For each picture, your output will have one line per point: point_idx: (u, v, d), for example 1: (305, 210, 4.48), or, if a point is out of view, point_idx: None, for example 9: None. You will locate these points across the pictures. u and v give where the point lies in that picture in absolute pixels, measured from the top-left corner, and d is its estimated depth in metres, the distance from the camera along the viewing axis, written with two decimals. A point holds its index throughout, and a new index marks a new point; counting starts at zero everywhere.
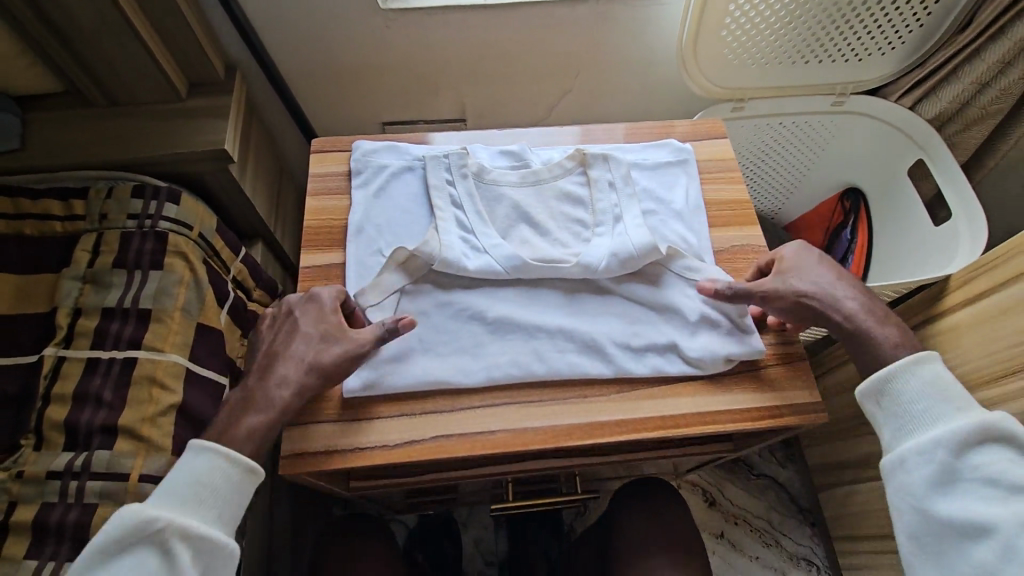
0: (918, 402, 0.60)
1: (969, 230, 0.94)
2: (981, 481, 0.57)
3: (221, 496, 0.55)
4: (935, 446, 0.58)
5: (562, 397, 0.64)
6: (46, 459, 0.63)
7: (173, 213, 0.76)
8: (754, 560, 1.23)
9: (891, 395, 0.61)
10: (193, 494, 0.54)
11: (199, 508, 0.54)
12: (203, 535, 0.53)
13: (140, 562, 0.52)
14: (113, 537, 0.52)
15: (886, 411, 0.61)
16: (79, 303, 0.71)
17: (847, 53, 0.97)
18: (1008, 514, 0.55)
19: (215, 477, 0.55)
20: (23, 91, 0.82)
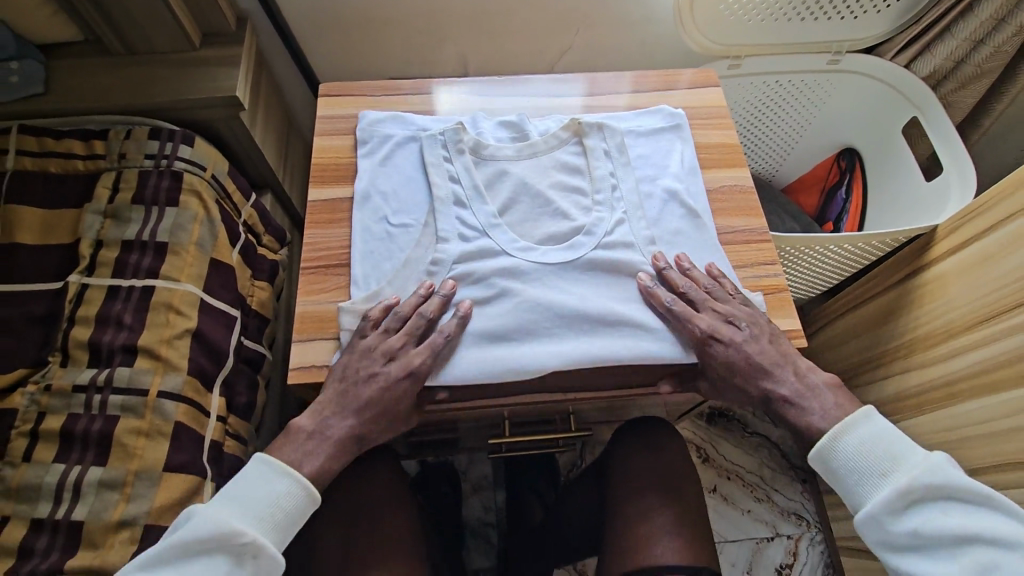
0: (852, 468, 0.61)
1: (959, 182, 0.97)
2: (931, 541, 0.56)
3: (288, 521, 0.59)
4: (873, 517, 0.58)
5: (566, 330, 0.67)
6: (73, 374, 0.68)
7: (187, 154, 0.80)
8: (746, 514, 1.27)
9: (828, 466, 0.62)
10: (269, 513, 0.58)
11: (271, 531, 0.58)
12: (271, 556, 0.57)
13: (211, 569, 0.55)
14: (184, 543, 0.54)
15: (834, 483, 0.63)
16: (101, 235, 0.75)
17: (845, 10, 0.99)
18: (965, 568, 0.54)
19: (288, 502, 0.59)
20: (47, 39, 0.86)
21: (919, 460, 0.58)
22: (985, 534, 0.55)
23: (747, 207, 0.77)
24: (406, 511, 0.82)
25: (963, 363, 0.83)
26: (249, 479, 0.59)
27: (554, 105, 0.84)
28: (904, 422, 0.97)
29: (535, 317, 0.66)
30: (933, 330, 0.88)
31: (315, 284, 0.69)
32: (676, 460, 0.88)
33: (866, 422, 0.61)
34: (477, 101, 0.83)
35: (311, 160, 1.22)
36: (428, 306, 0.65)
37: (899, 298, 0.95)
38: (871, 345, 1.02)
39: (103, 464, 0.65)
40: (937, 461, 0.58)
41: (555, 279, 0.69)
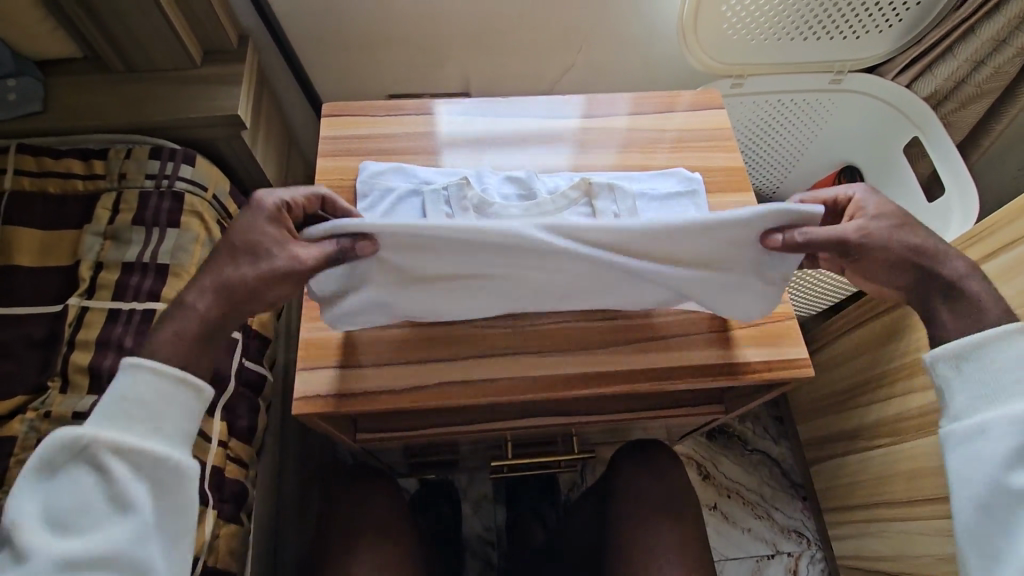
0: (1015, 369, 0.55)
1: (962, 205, 0.97)
2: None
3: (151, 411, 0.51)
4: (1022, 421, 0.53)
5: (568, 366, 0.65)
6: (71, 400, 0.66)
7: (188, 174, 0.80)
8: (746, 531, 1.26)
9: (982, 357, 0.56)
10: (124, 410, 0.51)
11: (133, 424, 0.51)
12: (135, 449, 0.50)
13: (74, 484, 0.50)
14: (38, 467, 0.51)
15: (970, 375, 0.56)
16: (101, 257, 0.75)
17: (845, 30, 0.99)
18: None
19: (142, 390, 0.51)
20: (47, 56, 0.86)
21: None
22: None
23: None
24: (408, 536, 0.82)
25: None
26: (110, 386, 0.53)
27: (556, 128, 0.83)
28: (907, 442, 0.97)
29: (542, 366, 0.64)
30: None
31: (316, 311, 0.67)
32: (680, 483, 0.87)
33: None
34: (479, 125, 0.83)
35: (311, 175, 1.23)
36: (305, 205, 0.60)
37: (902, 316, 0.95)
38: (876, 364, 1.02)
39: None
40: None
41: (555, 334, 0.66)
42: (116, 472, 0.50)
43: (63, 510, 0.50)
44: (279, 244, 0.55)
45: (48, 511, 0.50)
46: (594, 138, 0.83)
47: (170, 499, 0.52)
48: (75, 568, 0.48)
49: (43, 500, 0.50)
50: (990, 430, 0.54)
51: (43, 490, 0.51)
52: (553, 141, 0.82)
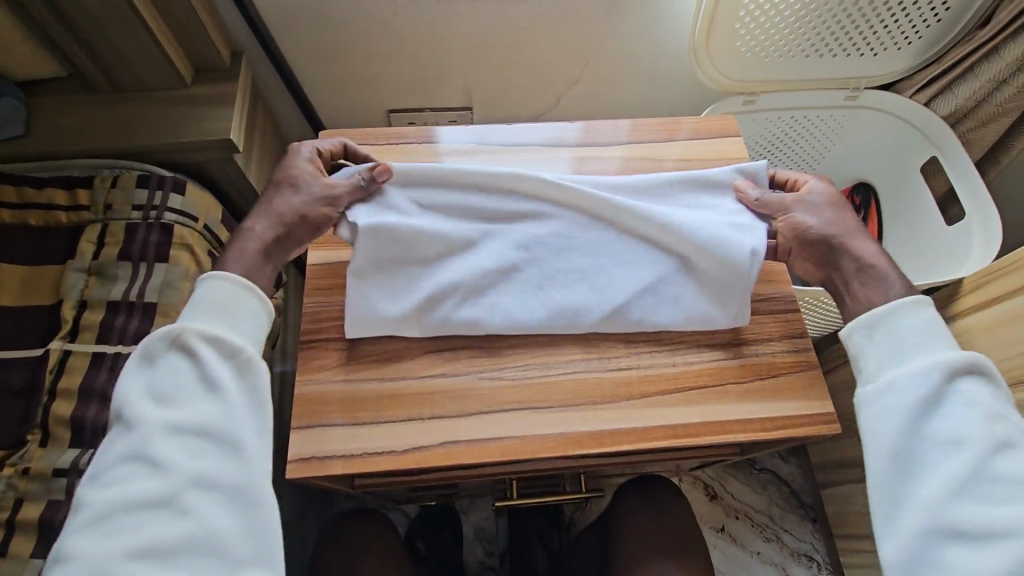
0: (914, 331, 0.58)
1: (984, 232, 0.91)
2: (963, 407, 0.55)
3: (228, 310, 0.56)
4: (925, 373, 0.55)
5: (578, 424, 0.61)
6: (54, 456, 0.63)
7: (178, 204, 0.75)
8: (755, 555, 1.22)
9: (884, 322, 0.59)
10: (205, 309, 0.56)
11: (216, 320, 0.56)
12: (224, 335, 0.55)
13: (170, 368, 0.54)
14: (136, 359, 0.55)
15: (877, 341, 0.59)
16: (85, 295, 0.70)
17: (866, 46, 0.95)
18: (984, 438, 0.53)
19: (220, 292, 0.57)
20: (28, 76, 0.81)
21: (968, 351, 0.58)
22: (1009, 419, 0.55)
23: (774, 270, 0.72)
24: None
25: None
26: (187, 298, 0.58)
27: (564, 155, 0.79)
28: None
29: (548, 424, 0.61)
30: None
31: (313, 361, 0.64)
32: (692, 526, 0.84)
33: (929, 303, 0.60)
34: (486, 151, 0.78)
35: None
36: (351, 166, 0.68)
37: None
38: None
39: None
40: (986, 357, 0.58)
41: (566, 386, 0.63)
42: (208, 356, 0.54)
43: (161, 389, 0.53)
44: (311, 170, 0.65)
45: (147, 391, 0.53)
46: (606, 167, 0.78)
47: (253, 384, 0.55)
48: (178, 433, 0.52)
49: (144, 384, 0.54)
50: (898, 385, 0.56)
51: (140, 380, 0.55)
52: (561, 171, 0.78)
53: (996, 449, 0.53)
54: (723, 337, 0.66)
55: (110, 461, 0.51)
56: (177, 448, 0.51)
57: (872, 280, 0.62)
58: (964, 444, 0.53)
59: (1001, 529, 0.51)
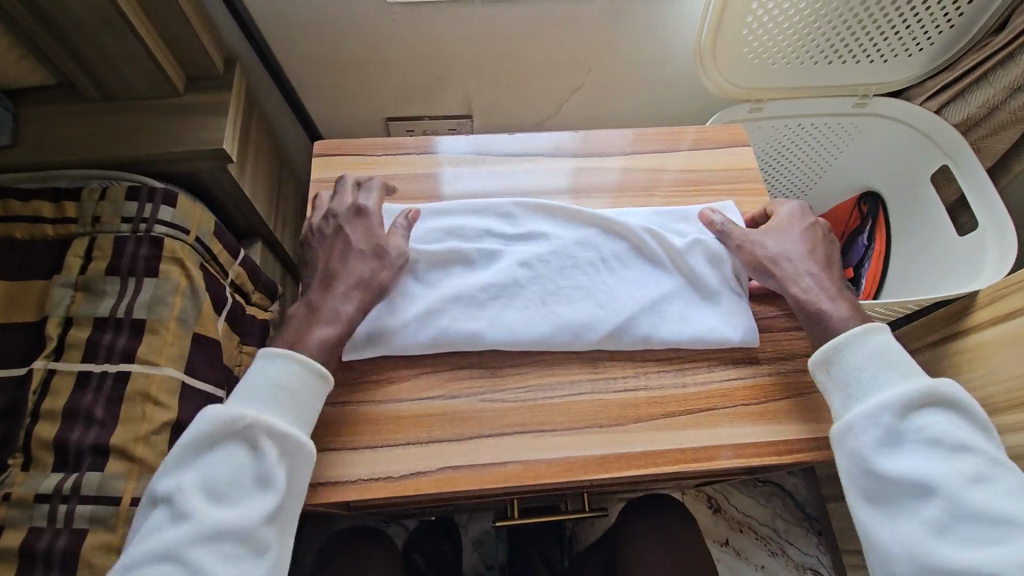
0: (870, 365, 0.56)
1: (998, 247, 0.88)
2: (926, 441, 0.53)
3: (298, 402, 0.55)
4: (882, 410, 0.54)
5: (584, 448, 0.59)
6: (36, 480, 0.61)
7: (168, 217, 0.72)
8: (760, 569, 1.19)
9: (839, 359, 0.58)
10: (274, 397, 0.55)
11: (283, 412, 0.55)
12: (289, 436, 0.53)
13: (230, 459, 0.52)
14: (195, 440, 0.53)
15: (837, 379, 0.58)
16: (71, 312, 0.68)
17: (875, 53, 0.92)
18: (952, 473, 0.51)
19: (293, 381, 0.55)
20: (15, 85, 0.79)
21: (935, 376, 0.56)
22: (981, 448, 0.52)
23: None
24: None
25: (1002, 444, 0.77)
26: (251, 371, 0.57)
27: (566, 166, 0.77)
28: None
29: (553, 446, 0.58)
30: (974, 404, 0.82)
31: None
32: (699, 547, 0.81)
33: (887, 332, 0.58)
34: (487, 161, 0.76)
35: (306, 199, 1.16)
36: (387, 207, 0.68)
37: (935, 363, 0.89)
38: None
39: None
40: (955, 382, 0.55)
41: (571, 407, 0.61)
42: (270, 455, 0.53)
43: (216, 482, 0.52)
44: (357, 220, 0.65)
45: (200, 481, 0.52)
46: (611, 178, 0.76)
47: (304, 484, 0.55)
48: (223, 537, 0.50)
49: (198, 472, 0.52)
50: (857, 425, 0.55)
51: (194, 463, 0.53)
52: (564, 182, 0.75)
53: (967, 484, 0.51)
54: (734, 356, 0.64)
55: (149, 551, 0.49)
56: (218, 556, 0.50)
57: (813, 315, 0.62)
58: (932, 486, 0.51)
59: (982, 569, 0.48)
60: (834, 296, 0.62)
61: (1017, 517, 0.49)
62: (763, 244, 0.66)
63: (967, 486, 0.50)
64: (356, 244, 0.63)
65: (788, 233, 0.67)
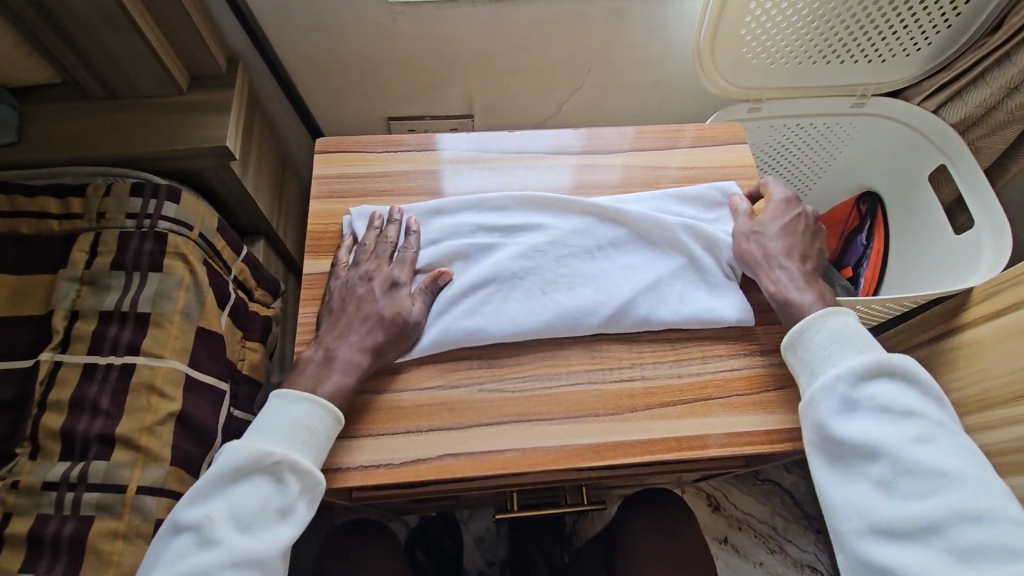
0: (827, 340, 0.59)
1: (994, 245, 0.89)
2: (879, 409, 0.54)
3: (318, 440, 0.57)
4: (837, 380, 0.56)
5: (582, 437, 0.60)
6: (43, 469, 0.62)
7: (172, 213, 0.74)
8: (759, 566, 1.19)
9: (800, 335, 0.60)
10: (296, 436, 0.56)
11: (304, 450, 0.56)
12: (311, 472, 0.55)
13: (255, 492, 0.54)
14: (222, 473, 0.54)
15: (801, 356, 0.60)
16: (77, 305, 0.69)
17: (871, 53, 0.93)
18: (902, 438, 0.53)
19: (314, 421, 0.57)
20: (21, 83, 0.80)
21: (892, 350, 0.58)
22: (930, 414, 0.54)
23: None
24: None
25: (993, 437, 0.78)
26: (272, 408, 0.58)
27: (565, 162, 0.78)
28: None
29: (549, 435, 0.60)
30: (967, 398, 0.83)
31: None
32: (695, 539, 0.82)
33: (847, 311, 0.60)
34: (486, 158, 0.77)
35: (308, 197, 1.18)
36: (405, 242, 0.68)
37: (928, 358, 0.91)
38: None
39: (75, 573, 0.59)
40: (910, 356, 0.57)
41: (568, 397, 0.62)
42: (294, 489, 0.54)
43: (241, 511, 0.53)
44: (388, 292, 0.64)
45: (225, 512, 0.53)
46: (608, 175, 0.77)
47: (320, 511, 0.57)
48: (246, 565, 0.51)
49: (224, 503, 0.53)
50: (816, 397, 0.57)
51: (218, 495, 0.54)
52: (562, 179, 0.77)
53: (913, 445, 0.53)
54: (728, 348, 0.65)
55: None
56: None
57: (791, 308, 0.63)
58: (882, 449, 0.53)
59: (926, 522, 0.50)
60: (809, 286, 0.64)
61: (963, 477, 0.51)
62: (758, 233, 0.68)
63: (913, 446, 0.52)
64: (379, 313, 0.62)
65: (784, 226, 0.68)
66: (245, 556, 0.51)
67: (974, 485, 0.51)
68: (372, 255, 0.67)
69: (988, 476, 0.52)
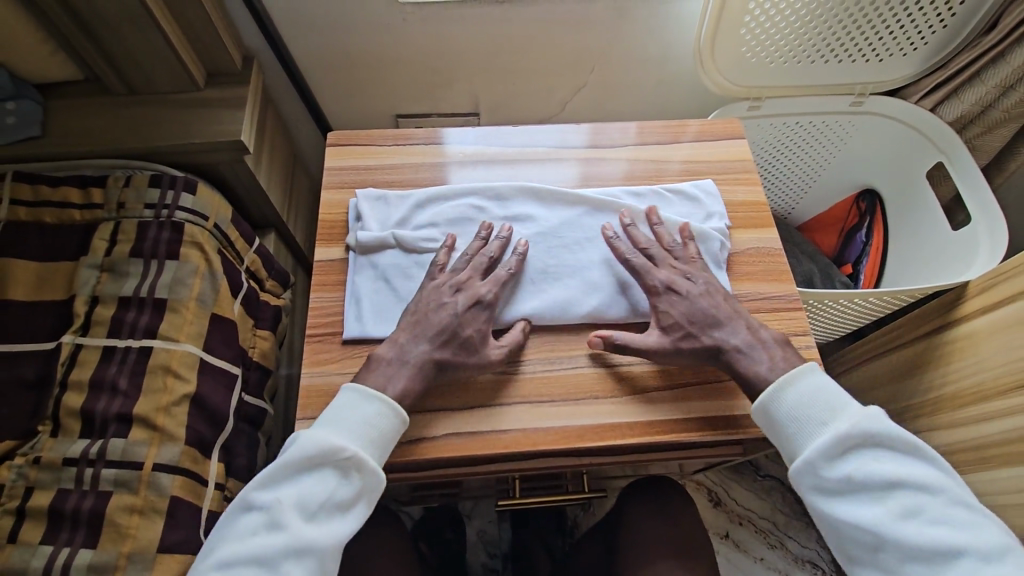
0: (795, 420, 0.58)
1: (990, 243, 0.90)
2: (863, 486, 0.55)
3: (382, 440, 0.58)
4: (815, 464, 0.57)
5: (581, 419, 0.62)
6: (64, 446, 0.65)
7: (189, 204, 0.76)
8: (759, 561, 1.17)
9: (770, 419, 0.59)
10: (364, 434, 0.57)
11: (372, 449, 0.57)
12: (375, 471, 0.57)
13: (320, 484, 0.56)
14: (293, 462, 0.55)
15: (775, 431, 0.60)
16: (97, 290, 0.72)
17: (868, 53, 0.95)
18: (891, 515, 0.54)
19: (379, 422, 0.58)
20: (45, 79, 0.83)
21: (858, 411, 0.58)
22: (912, 479, 0.55)
23: (775, 270, 0.72)
24: None
25: (988, 429, 0.79)
26: (341, 402, 0.59)
27: (570, 156, 0.80)
28: None
29: (549, 417, 0.62)
30: (963, 390, 0.84)
31: (320, 354, 0.65)
32: (694, 527, 0.84)
33: (811, 378, 0.59)
34: (494, 151, 0.80)
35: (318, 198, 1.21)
36: (490, 247, 0.68)
37: (925, 352, 0.92)
38: (894, 399, 0.98)
39: (93, 545, 0.61)
40: (876, 413, 0.57)
41: (567, 382, 0.64)
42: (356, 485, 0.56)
43: (306, 502, 0.55)
44: (470, 309, 0.63)
45: (292, 500, 0.55)
46: (610, 168, 0.79)
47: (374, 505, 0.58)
48: (308, 555, 0.54)
49: (291, 491, 0.55)
50: (803, 480, 0.58)
51: (286, 482, 0.56)
52: (565, 172, 0.79)
53: (901, 521, 0.54)
54: None
55: (243, 556, 0.53)
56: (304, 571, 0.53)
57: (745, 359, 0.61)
58: (879, 534, 0.54)
59: None
60: (753, 349, 0.62)
61: (956, 545, 0.52)
62: (675, 324, 0.63)
63: (901, 525, 0.54)
64: (456, 330, 0.62)
65: (691, 290, 0.65)
66: (310, 546, 0.54)
67: (970, 548, 0.52)
68: (467, 267, 0.66)
69: (978, 528, 0.54)
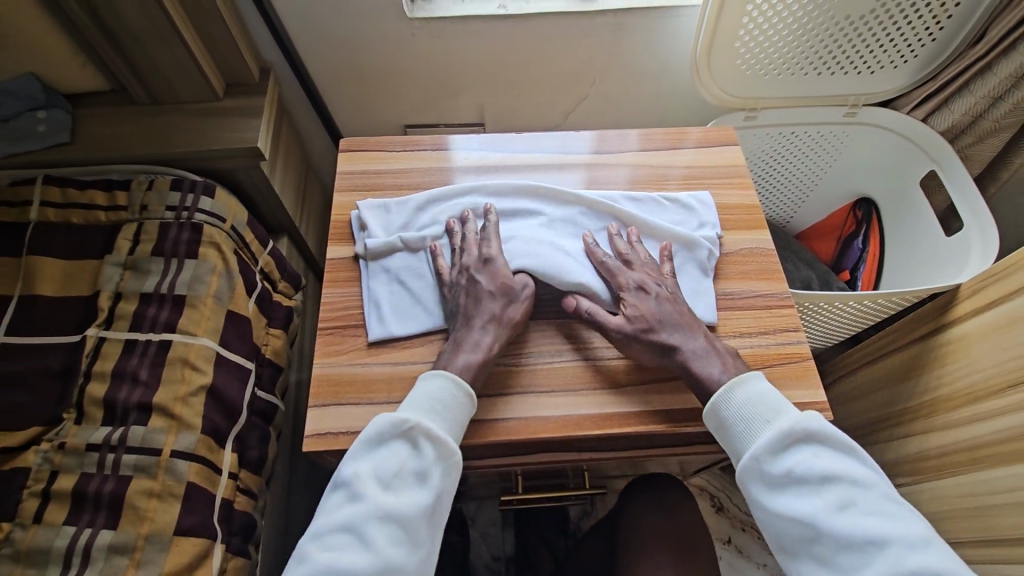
0: (741, 418, 0.61)
1: (981, 246, 0.93)
2: (803, 481, 0.57)
3: (447, 411, 0.60)
4: (757, 459, 0.59)
5: (580, 409, 0.65)
6: (87, 432, 0.68)
7: (208, 206, 0.80)
8: (762, 567, 1.13)
9: (721, 421, 0.62)
10: (429, 406, 0.60)
11: (438, 419, 0.60)
12: (444, 440, 0.58)
13: (395, 454, 0.58)
14: (368, 437, 0.59)
15: (724, 433, 0.62)
16: (120, 287, 0.76)
17: (859, 65, 0.99)
18: (829, 508, 0.56)
19: (444, 394, 0.60)
20: (75, 89, 0.88)
21: (798, 411, 0.60)
22: (847, 475, 0.57)
23: (768, 269, 0.75)
24: None
25: (980, 430, 0.81)
26: (416, 384, 0.62)
27: (571, 162, 0.84)
28: (923, 483, 0.92)
29: (550, 408, 0.65)
30: (956, 391, 0.86)
31: (332, 346, 0.69)
32: (694, 523, 0.85)
33: (753, 382, 0.62)
34: (498, 158, 0.83)
35: (328, 206, 1.25)
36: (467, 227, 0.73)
37: (920, 354, 0.94)
38: (891, 402, 0.99)
39: (113, 527, 0.64)
40: (815, 413, 0.59)
41: (567, 376, 0.67)
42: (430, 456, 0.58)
43: (384, 473, 0.57)
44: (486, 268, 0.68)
45: (371, 472, 0.57)
46: (609, 173, 0.83)
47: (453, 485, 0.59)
48: (389, 522, 0.55)
49: (370, 463, 0.58)
50: (748, 477, 0.59)
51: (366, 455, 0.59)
52: (566, 178, 0.82)
53: (838, 514, 0.56)
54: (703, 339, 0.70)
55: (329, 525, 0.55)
56: (386, 537, 0.54)
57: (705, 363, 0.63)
58: (816, 526, 0.55)
59: None
60: (710, 355, 0.64)
61: (888, 537, 0.54)
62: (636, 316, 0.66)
63: (835, 517, 0.55)
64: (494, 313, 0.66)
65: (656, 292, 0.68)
66: (387, 512, 0.55)
67: (901, 541, 0.54)
68: (463, 245, 0.71)
69: (909, 523, 0.55)
